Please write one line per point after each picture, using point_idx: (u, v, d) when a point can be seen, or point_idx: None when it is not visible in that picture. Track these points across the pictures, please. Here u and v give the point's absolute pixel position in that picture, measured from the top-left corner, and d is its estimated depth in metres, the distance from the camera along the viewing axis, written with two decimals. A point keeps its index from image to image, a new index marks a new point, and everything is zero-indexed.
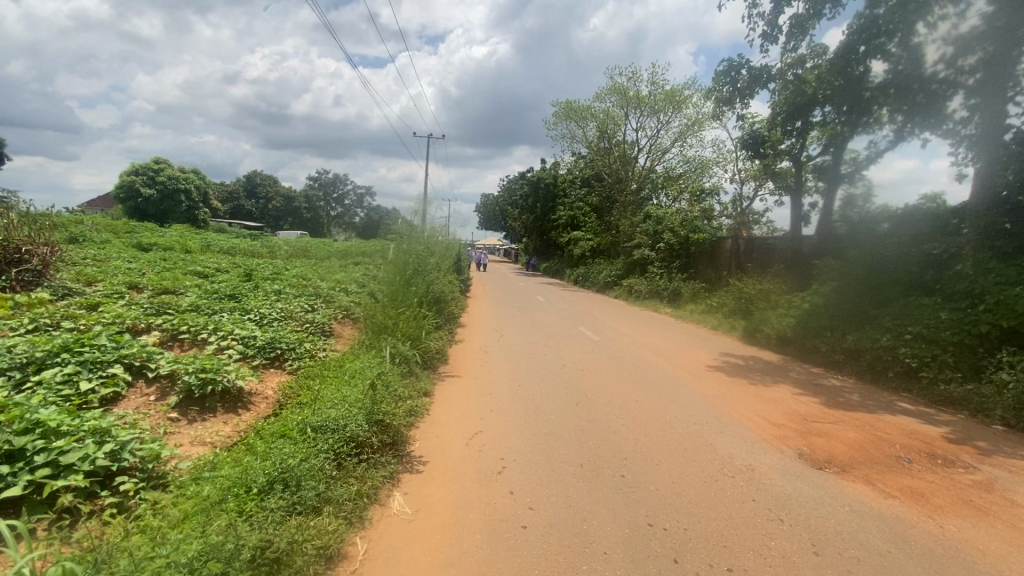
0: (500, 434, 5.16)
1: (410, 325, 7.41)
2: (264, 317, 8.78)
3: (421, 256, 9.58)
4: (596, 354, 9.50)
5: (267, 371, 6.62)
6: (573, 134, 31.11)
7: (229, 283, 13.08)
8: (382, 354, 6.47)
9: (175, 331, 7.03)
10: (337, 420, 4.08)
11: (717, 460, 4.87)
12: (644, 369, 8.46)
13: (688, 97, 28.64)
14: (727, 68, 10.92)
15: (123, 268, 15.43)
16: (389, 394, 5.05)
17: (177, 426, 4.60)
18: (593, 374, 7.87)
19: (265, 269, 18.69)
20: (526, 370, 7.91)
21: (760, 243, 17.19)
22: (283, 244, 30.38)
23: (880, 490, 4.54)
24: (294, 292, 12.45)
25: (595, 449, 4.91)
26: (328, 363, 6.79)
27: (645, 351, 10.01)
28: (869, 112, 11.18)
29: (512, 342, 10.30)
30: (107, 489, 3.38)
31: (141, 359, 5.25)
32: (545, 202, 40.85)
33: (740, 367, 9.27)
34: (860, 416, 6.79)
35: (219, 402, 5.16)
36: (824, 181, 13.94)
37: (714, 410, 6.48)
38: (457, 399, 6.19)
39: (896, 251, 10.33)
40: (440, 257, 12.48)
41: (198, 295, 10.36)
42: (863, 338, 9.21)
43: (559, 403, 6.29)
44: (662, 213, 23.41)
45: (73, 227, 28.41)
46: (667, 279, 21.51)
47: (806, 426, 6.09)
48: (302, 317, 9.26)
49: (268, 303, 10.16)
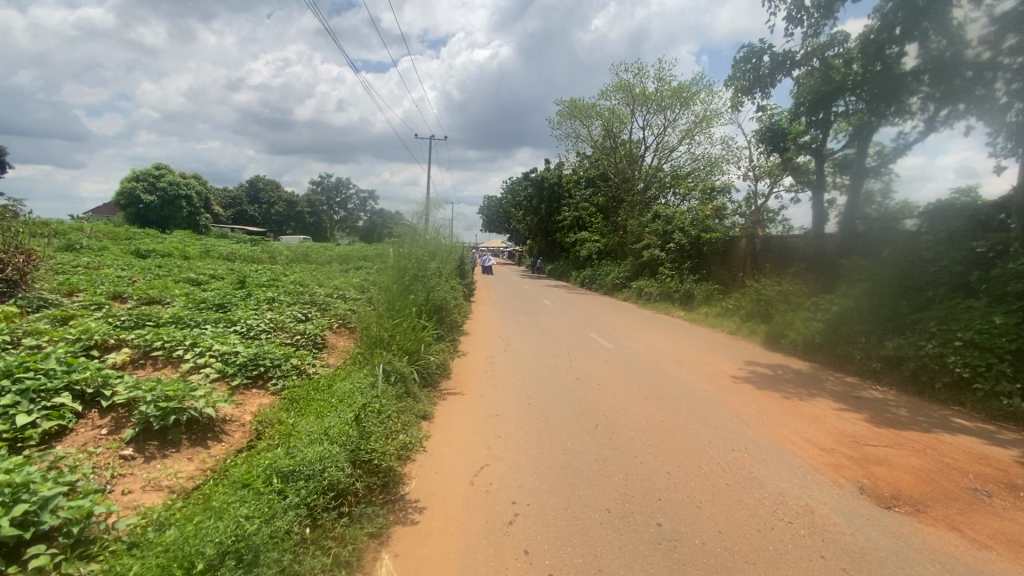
0: (509, 468, 4.43)
1: (406, 338, 6.68)
2: (251, 329, 8.07)
3: (421, 260, 8.88)
4: (610, 364, 8.75)
5: (247, 392, 5.91)
6: (577, 133, 30.41)
7: (219, 291, 12.40)
8: (374, 372, 5.74)
9: (149, 348, 6.35)
10: (313, 463, 3.36)
11: (766, 499, 4.13)
12: (665, 382, 7.71)
13: (695, 93, 27.89)
14: (748, 54, 10.16)
15: (113, 276, 14.79)
16: (380, 422, 4.32)
17: (130, 468, 3.89)
18: (610, 388, 7.13)
19: (262, 275, 18.03)
20: (536, 385, 7.18)
21: (777, 242, 16.42)
22: (283, 249, 29.81)
23: (969, 538, 3.79)
24: (288, 300, 11.76)
25: (622, 487, 4.18)
26: (316, 383, 6.05)
27: (663, 361, 9.24)
28: (899, 101, 10.47)
29: (519, 352, 9.55)
30: (16, 564, 2.66)
31: (94, 385, 4.55)
32: (549, 203, 40.16)
33: (770, 378, 8.48)
34: (915, 435, 6.02)
35: (184, 434, 4.44)
36: (848, 176, 13.12)
37: (751, 432, 5.73)
38: (460, 423, 5.46)
39: (934, 250, 9.53)
40: (442, 261, 11.77)
41: (184, 305, 9.69)
42: (905, 345, 8.41)
43: (575, 426, 5.55)
44: (672, 213, 22.78)
45: (69, 235, 27.93)
46: (678, 281, 20.76)
47: (860, 451, 5.31)
48: (293, 328, 8.56)
49: (258, 313, 9.46)
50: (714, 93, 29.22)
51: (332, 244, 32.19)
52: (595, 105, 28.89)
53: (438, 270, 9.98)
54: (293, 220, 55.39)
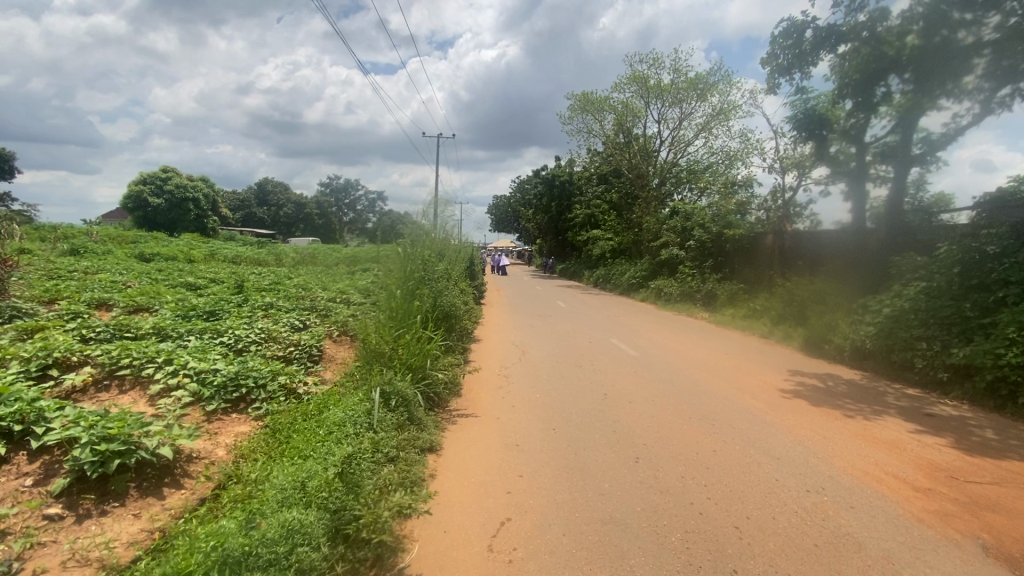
0: (538, 524, 3.52)
1: (409, 353, 5.77)
2: (238, 341, 7.25)
3: (427, 262, 8.03)
4: (639, 376, 7.82)
5: (224, 418, 5.06)
6: (589, 128, 29.43)
7: (216, 297, 11.64)
8: (370, 396, 4.84)
9: (115, 367, 5.56)
10: (277, 542, 2.56)
11: (872, 568, 3.19)
12: (705, 398, 6.77)
13: (712, 84, 26.75)
14: (788, 29, 9.16)
15: (108, 281, 14.11)
16: (371, 472, 3.45)
17: (51, 535, 3.06)
18: (643, 406, 6.23)
19: (265, 279, 17.31)
20: (560, 403, 6.27)
21: (807, 238, 15.39)
22: (289, 251, 29.12)
23: None
24: (287, 306, 10.93)
25: (685, 553, 3.26)
26: (305, 408, 5.18)
27: (698, 371, 8.28)
28: (955, 78, 9.36)
29: (537, 362, 8.64)
30: None
31: (26, 422, 3.76)
32: (560, 201, 39.26)
33: (823, 393, 7.46)
34: (1019, 466, 5.00)
35: (132, 482, 3.59)
36: (889, 165, 11.87)
37: (822, 465, 4.77)
38: (474, 458, 4.58)
39: (1000, 243, 8.41)
40: (450, 263, 10.89)
41: (172, 313, 8.91)
42: (978, 352, 7.34)
43: (612, 460, 4.64)
44: (691, 209, 21.77)
45: (75, 239, 27.47)
46: (699, 280, 19.78)
47: (965, 492, 4.32)
48: (287, 338, 7.71)
49: (249, 322, 8.64)
50: (732, 83, 28.06)
51: (339, 245, 31.46)
52: (608, 98, 27.84)
53: (445, 273, 9.07)
54: (302, 222, 54.87)
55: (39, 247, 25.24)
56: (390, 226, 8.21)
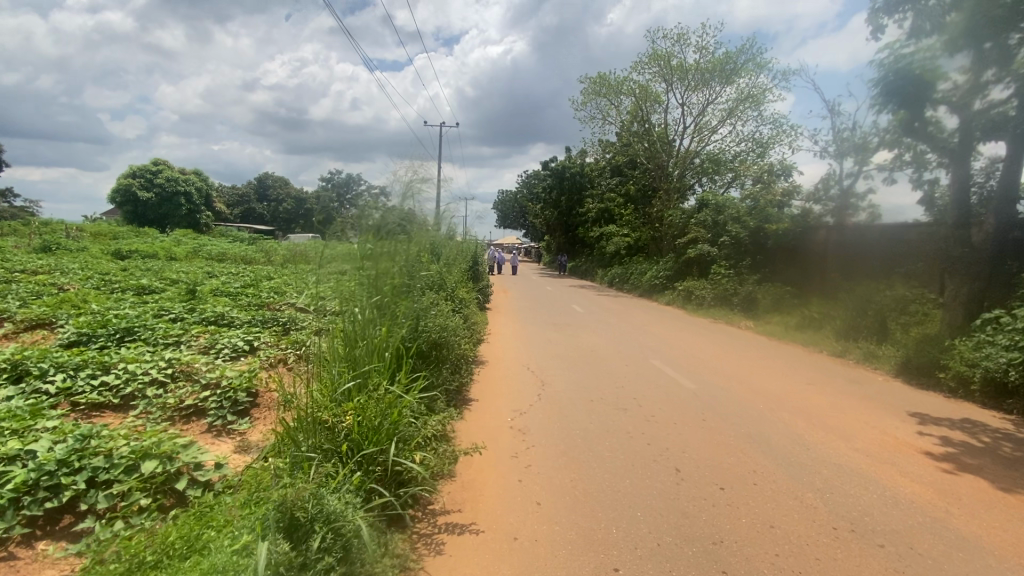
0: None
1: (363, 429, 3.39)
2: (125, 383, 4.93)
3: (411, 264, 5.62)
4: (712, 429, 5.41)
5: (12, 559, 2.80)
6: (604, 112, 26.89)
7: (153, 307, 9.28)
8: (260, 545, 2.43)
9: None
10: None
11: None
12: (831, 479, 4.36)
13: (741, 64, 24.12)
14: None
15: (42, 283, 11.86)
16: None
17: None
18: (747, 504, 3.83)
19: (237, 281, 14.93)
20: (611, 496, 3.87)
21: (874, 233, 12.88)
22: (282, 247, 26.91)
23: None
24: (240, 318, 8.58)
25: None
26: (164, 534, 2.84)
27: (790, 420, 5.87)
28: None
29: (562, 402, 6.22)
30: None
31: None
32: (570, 195, 36.66)
33: (996, 462, 5.00)
34: None
35: None
36: (997, 140, 9.21)
37: None
38: None
39: None
40: (448, 265, 8.52)
41: (72, 332, 6.60)
42: None
43: None
44: (723, 201, 19.19)
45: (53, 235, 25.27)
46: (736, 281, 17.29)
47: None
48: (208, 373, 5.32)
49: (163, 348, 6.24)
50: (763, 64, 25.39)
51: None
52: (626, 80, 25.33)
53: (437, 279, 6.67)
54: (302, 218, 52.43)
55: (10, 243, 23.05)
56: (364, 187, 5.09)
